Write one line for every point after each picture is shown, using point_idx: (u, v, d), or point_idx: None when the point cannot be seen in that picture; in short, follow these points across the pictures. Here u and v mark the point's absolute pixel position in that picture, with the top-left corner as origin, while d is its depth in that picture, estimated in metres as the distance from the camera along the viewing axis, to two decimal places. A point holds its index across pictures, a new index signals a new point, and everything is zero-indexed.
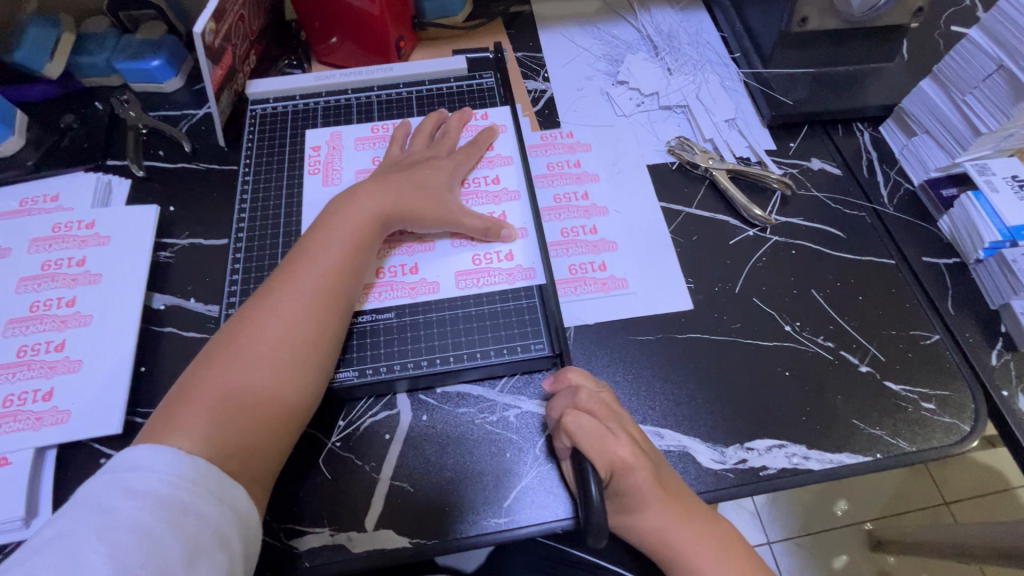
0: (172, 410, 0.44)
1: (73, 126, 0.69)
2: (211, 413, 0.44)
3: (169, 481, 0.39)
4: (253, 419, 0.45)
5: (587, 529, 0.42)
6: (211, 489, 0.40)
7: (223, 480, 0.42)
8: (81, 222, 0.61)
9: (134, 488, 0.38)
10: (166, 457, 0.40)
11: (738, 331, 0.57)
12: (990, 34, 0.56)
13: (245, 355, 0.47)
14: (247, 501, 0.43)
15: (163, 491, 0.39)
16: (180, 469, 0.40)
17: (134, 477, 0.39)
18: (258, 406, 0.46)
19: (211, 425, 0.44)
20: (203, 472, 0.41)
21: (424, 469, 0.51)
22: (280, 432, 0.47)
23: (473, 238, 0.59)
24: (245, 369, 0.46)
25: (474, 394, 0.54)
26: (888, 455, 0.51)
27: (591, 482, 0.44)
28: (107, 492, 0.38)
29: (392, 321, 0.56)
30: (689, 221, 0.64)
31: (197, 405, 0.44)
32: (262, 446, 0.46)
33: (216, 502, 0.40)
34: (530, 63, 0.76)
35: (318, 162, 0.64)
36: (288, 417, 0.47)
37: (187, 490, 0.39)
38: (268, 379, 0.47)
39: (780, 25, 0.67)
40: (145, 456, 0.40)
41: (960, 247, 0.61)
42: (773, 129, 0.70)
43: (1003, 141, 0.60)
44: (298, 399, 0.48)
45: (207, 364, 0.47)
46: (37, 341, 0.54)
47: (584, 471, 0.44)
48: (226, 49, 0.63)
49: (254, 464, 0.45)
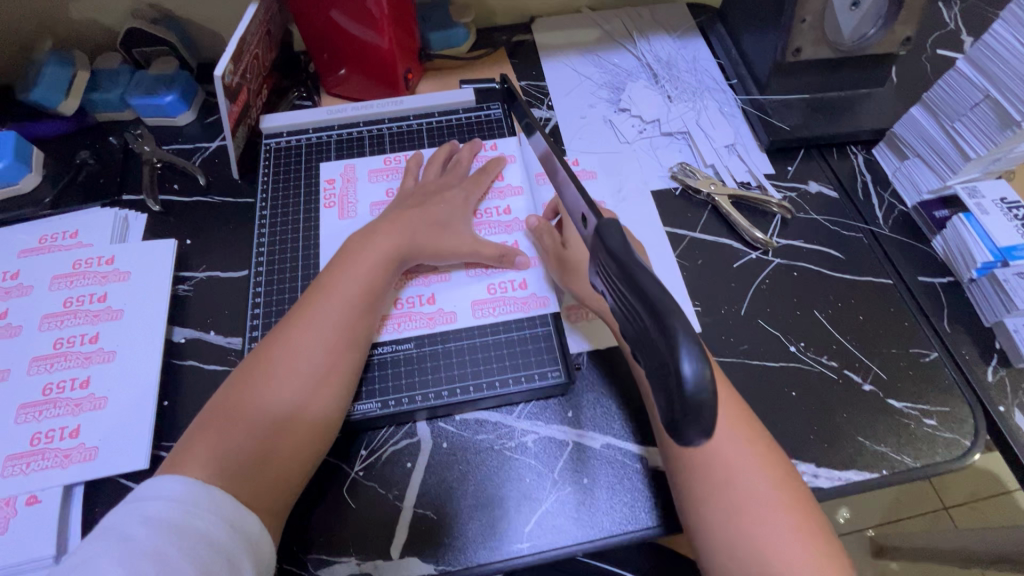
0: (194, 442, 0.46)
1: (88, 162, 0.70)
2: (230, 444, 0.45)
3: (184, 508, 0.40)
4: (275, 452, 0.46)
5: (686, 423, 0.28)
6: (223, 517, 0.41)
7: (237, 508, 0.43)
8: (101, 258, 0.62)
9: (149, 515, 0.39)
10: (183, 486, 0.41)
11: (746, 352, 0.59)
12: (975, 65, 0.59)
13: (263, 386, 0.48)
14: (259, 528, 0.43)
15: (179, 518, 0.40)
16: (193, 497, 0.41)
17: (150, 505, 0.40)
18: (276, 444, 0.47)
19: (232, 462, 0.45)
20: (217, 501, 0.42)
21: (445, 496, 0.52)
22: (296, 463, 0.48)
23: (488, 267, 0.61)
24: (261, 406, 0.47)
25: (491, 421, 0.55)
26: (894, 472, 0.53)
27: (684, 358, 0.28)
28: (125, 521, 0.39)
29: (411, 351, 0.57)
30: (694, 245, 0.66)
31: (215, 441, 0.45)
32: (278, 478, 0.46)
33: (227, 528, 0.41)
34: (535, 92, 0.79)
35: (333, 195, 0.66)
36: (304, 447, 0.48)
37: (202, 517, 0.40)
38: (284, 409, 0.48)
39: (775, 54, 0.70)
40: (162, 486, 0.41)
41: (953, 267, 0.63)
42: (771, 153, 0.73)
43: (991, 165, 0.62)
44: (311, 430, 0.49)
45: (225, 401, 0.48)
46: (62, 379, 0.55)
47: (671, 341, 0.29)
48: (242, 86, 0.65)
49: (267, 496, 0.46)
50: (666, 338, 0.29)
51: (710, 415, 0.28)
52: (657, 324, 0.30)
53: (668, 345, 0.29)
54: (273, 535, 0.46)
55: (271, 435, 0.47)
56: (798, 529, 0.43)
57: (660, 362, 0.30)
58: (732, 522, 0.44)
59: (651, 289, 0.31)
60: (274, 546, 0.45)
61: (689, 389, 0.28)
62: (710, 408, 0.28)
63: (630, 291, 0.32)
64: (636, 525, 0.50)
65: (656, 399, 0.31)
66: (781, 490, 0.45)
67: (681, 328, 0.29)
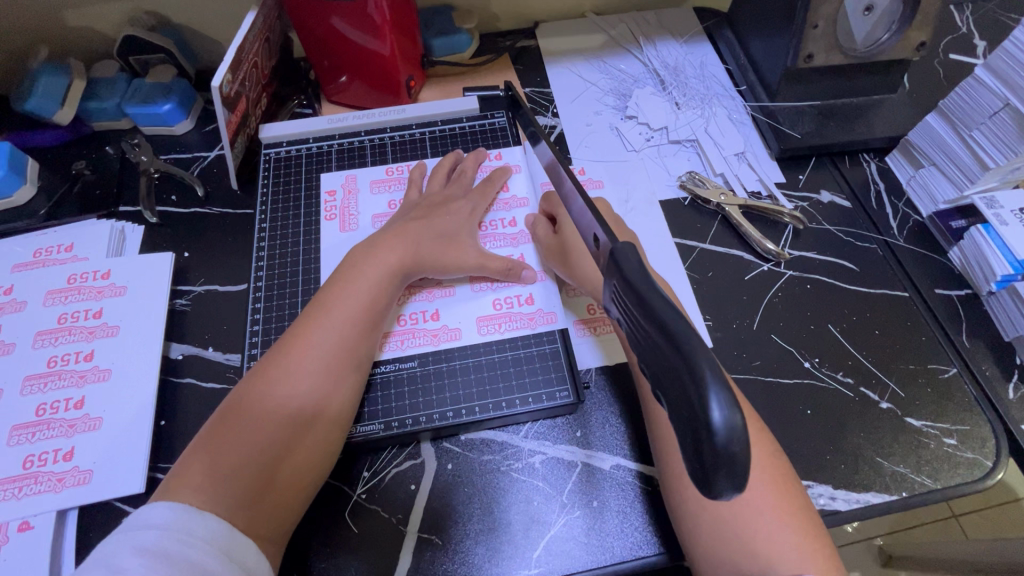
0: (189, 466, 0.44)
1: (84, 172, 0.69)
2: (226, 469, 0.44)
3: (178, 537, 0.39)
4: (274, 477, 0.45)
5: (715, 470, 0.28)
6: (218, 547, 0.40)
7: (234, 537, 0.41)
8: (96, 273, 0.61)
9: (141, 546, 0.38)
10: (177, 514, 0.40)
11: (759, 368, 0.57)
12: (995, 73, 0.57)
13: (261, 408, 0.47)
14: (257, 555, 0.42)
15: (172, 548, 0.38)
16: (187, 525, 0.39)
17: (142, 535, 0.38)
18: (275, 470, 0.45)
19: (228, 488, 0.43)
20: (212, 530, 0.40)
21: (450, 520, 0.50)
22: (296, 488, 0.46)
23: (494, 281, 0.60)
24: (258, 428, 0.46)
25: (497, 442, 0.54)
26: (914, 494, 0.51)
27: (713, 403, 0.27)
28: (116, 552, 0.37)
29: (415, 370, 0.56)
30: (704, 256, 0.64)
31: (211, 465, 0.43)
32: (276, 504, 0.45)
33: (222, 558, 0.39)
34: (539, 99, 0.78)
35: (335, 207, 0.65)
36: (304, 471, 0.47)
37: (196, 548, 0.39)
38: (282, 432, 0.46)
39: (786, 61, 0.68)
40: (156, 513, 0.40)
41: (972, 279, 0.62)
42: (781, 161, 0.71)
43: (1009, 174, 0.61)
44: (311, 453, 0.47)
45: (221, 424, 0.46)
46: (56, 399, 0.54)
47: (700, 385, 0.28)
48: (241, 95, 0.63)
49: (266, 522, 0.44)
50: (694, 382, 0.28)
51: (742, 465, 0.27)
52: (683, 365, 0.29)
53: (697, 389, 0.28)
54: (271, 563, 0.44)
55: (269, 459, 0.45)
56: (809, 558, 0.41)
57: (687, 407, 0.29)
58: (721, 522, 0.43)
59: (673, 325, 0.30)
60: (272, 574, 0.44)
61: (720, 439, 0.27)
62: (743, 459, 0.27)
63: (651, 327, 0.32)
64: (648, 551, 0.49)
65: (681, 446, 0.30)
66: (773, 477, 0.44)
67: (708, 369, 0.28)
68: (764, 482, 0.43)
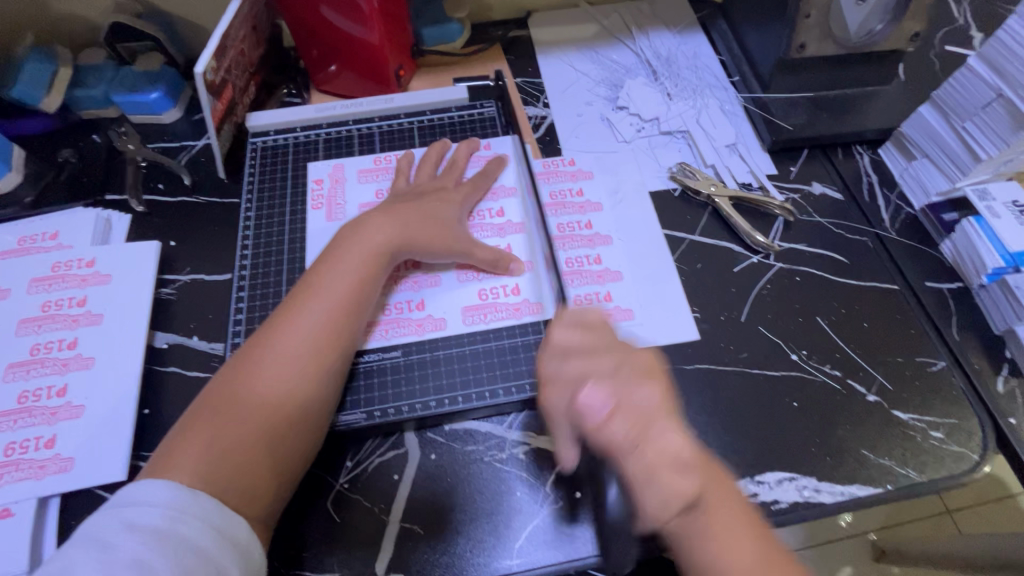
0: (176, 447, 0.44)
1: (70, 160, 0.69)
2: (212, 453, 0.44)
3: (168, 514, 0.39)
4: (260, 459, 0.45)
5: None
6: (210, 524, 0.40)
7: (224, 513, 0.41)
8: (81, 260, 0.60)
9: (135, 522, 0.38)
10: (166, 492, 0.40)
11: (746, 361, 0.57)
12: (988, 62, 0.56)
13: (246, 392, 0.46)
14: (248, 532, 0.42)
15: (164, 526, 0.38)
16: (178, 501, 0.40)
17: (134, 511, 0.39)
18: (259, 452, 0.45)
19: (217, 469, 0.43)
20: (205, 507, 0.41)
21: (433, 510, 0.50)
22: (284, 473, 0.46)
23: (480, 271, 0.59)
24: (246, 408, 0.46)
25: (482, 432, 0.54)
26: (899, 486, 0.51)
27: None
28: (110, 528, 0.38)
29: (398, 360, 0.55)
30: (693, 248, 0.64)
31: (198, 446, 0.44)
32: (264, 488, 0.45)
33: (214, 535, 0.40)
34: (530, 89, 0.77)
35: (321, 197, 0.64)
36: (291, 458, 0.46)
37: (187, 523, 0.39)
38: (268, 419, 0.46)
39: (779, 51, 0.68)
40: (145, 491, 0.40)
41: (962, 272, 0.61)
42: (773, 153, 0.71)
43: (1003, 166, 0.60)
44: (298, 439, 0.47)
45: (207, 406, 0.46)
46: (38, 387, 0.53)
47: None
48: (227, 83, 0.63)
49: (254, 505, 0.44)
50: None
51: None
52: None
53: None
54: (261, 540, 0.44)
55: (256, 443, 0.45)
56: None
57: None
58: None
59: None
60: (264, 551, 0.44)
61: None
62: None
63: None
64: (593, 550, 0.48)
65: None
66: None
67: None
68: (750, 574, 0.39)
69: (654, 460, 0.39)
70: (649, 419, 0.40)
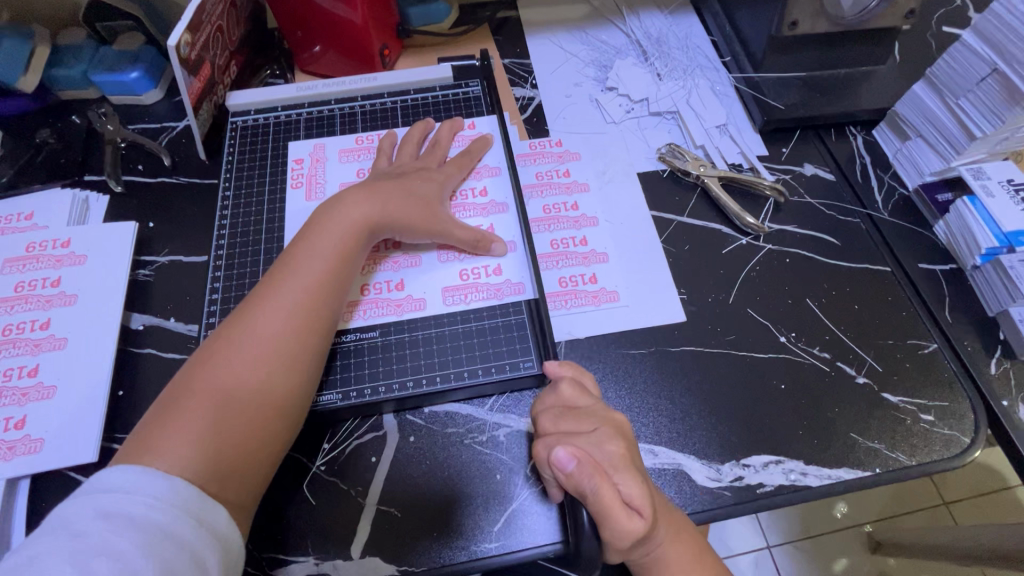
0: (155, 431, 0.42)
1: (48, 141, 0.67)
2: (196, 436, 0.42)
3: (144, 501, 0.37)
4: (243, 438, 0.44)
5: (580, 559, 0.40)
6: (185, 510, 0.38)
7: (203, 500, 0.40)
8: (56, 241, 0.59)
9: (105, 509, 0.36)
10: (142, 477, 0.39)
11: (733, 343, 0.56)
12: (983, 36, 0.55)
13: (228, 374, 0.44)
14: (227, 520, 0.41)
15: (137, 512, 0.37)
16: (155, 489, 0.38)
17: (104, 497, 0.37)
18: (240, 432, 0.44)
19: (194, 451, 0.41)
20: (180, 493, 0.39)
21: (411, 493, 0.49)
22: (269, 455, 0.45)
23: (461, 251, 0.58)
24: (225, 389, 0.44)
25: (462, 414, 0.52)
26: (887, 470, 0.50)
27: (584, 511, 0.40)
28: (79, 515, 0.36)
29: (376, 340, 0.54)
30: (681, 229, 0.63)
31: (174, 429, 0.42)
32: (246, 472, 0.44)
33: (191, 521, 0.38)
34: (518, 70, 0.75)
35: (302, 176, 0.63)
36: (275, 440, 0.46)
37: (163, 511, 0.38)
38: (253, 401, 0.44)
39: (771, 29, 0.66)
40: (118, 476, 0.38)
41: (956, 253, 0.60)
42: (764, 134, 0.69)
43: (997, 145, 0.59)
44: (284, 422, 0.46)
45: (184, 387, 0.44)
46: (10, 367, 0.52)
47: None
48: (205, 60, 0.62)
49: (235, 489, 0.43)
50: None
51: None
52: None
53: None
54: (239, 529, 0.43)
55: (239, 425, 0.44)
56: None
57: None
58: None
59: None
60: (242, 537, 0.43)
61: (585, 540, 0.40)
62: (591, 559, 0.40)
63: None
64: (555, 537, 0.47)
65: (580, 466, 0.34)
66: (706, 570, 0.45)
67: None
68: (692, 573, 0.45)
69: (607, 497, 0.40)
70: (612, 470, 0.42)
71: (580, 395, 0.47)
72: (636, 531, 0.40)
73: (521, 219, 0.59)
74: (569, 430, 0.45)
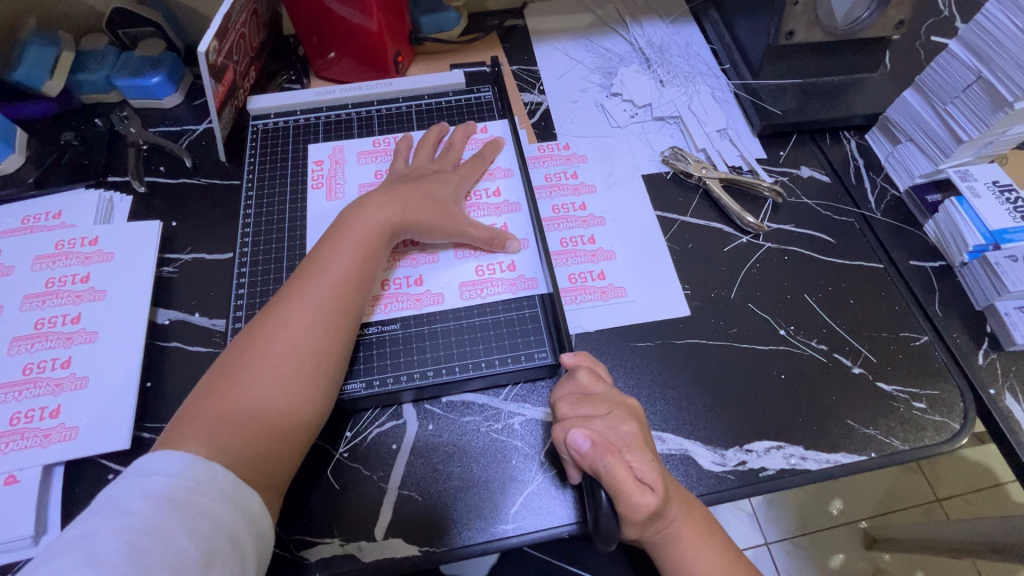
0: (195, 418, 0.44)
1: (72, 143, 0.70)
2: (231, 421, 0.44)
3: (186, 485, 0.39)
4: (274, 427, 0.46)
5: (597, 535, 0.43)
6: (223, 495, 0.41)
7: (239, 487, 0.42)
8: (83, 239, 0.61)
9: (150, 491, 0.38)
10: (184, 462, 0.41)
11: (735, 336, 0.59)
12: (968, 46, 0.58)
13: (262, 366, 0.47)
14: (260, 506, 0.43)
15: (179, 495, 0.39)
16: (195, 473, 0.40)
17: (150, 480, 0.39)
18: (272, 419, 0.46)
19: (231, 438, 0.44)
20: (218, 478, 0.41)
21: (430, 478, 0.51)
22: (299, 441, 0.47)
23: (476, 248, 0.60)
24: (259, 380, 0.46)
25: (478, 403, 0.55)
26: (882, 454, 0.53)
27: (601, 489, 0.43)
28: (124, 496, 0.38)
29: (397, 332, 0.56)
30: (685, 229, 0.65)
31: (212, 417, 0.44)
32: (278, 457, 0.46)
33: (228, 505, 0.40)
34: (526, 76, 0.78)
35: (321, 176, 0.66)
36: (304, 427, 0.47)
37: (203, 494, 0.40)
38: (285, 390, 0.46)
39: (768, 38, 0.69)
40: (162, 461, 0.41)
41: (946, 251, 0.63)
42: (762, 138, 0.73)
43: (984, 148, 0.62)
44: (311, 409, 0.48)
45: (220, 379, 0.46)
46: (43, 359, 0.54)
47: None
48: (228, 66, 0.64)
49: (267, 473, 0.45)
50: None
51: None
52: None
53: None
54: (270, 513, 0.45)
55: (272, 415, 0.46)
56: None
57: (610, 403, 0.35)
58: None
59: None
60: (272, 521, 0.45)
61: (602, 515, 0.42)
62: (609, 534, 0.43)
63: None
64: (570, 519, 0.50)
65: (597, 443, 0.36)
66: (713, 546, 0.48)
67: None
68: (699, 548, 0.47)
69: (620, 475, 0.42)
70: (625, 448, 0.45)
71: (592, 380, 0.50)
72: (648, 505, 0.42)
73: (533, 217, 0.62)
74: (585, 414, 0.47)
